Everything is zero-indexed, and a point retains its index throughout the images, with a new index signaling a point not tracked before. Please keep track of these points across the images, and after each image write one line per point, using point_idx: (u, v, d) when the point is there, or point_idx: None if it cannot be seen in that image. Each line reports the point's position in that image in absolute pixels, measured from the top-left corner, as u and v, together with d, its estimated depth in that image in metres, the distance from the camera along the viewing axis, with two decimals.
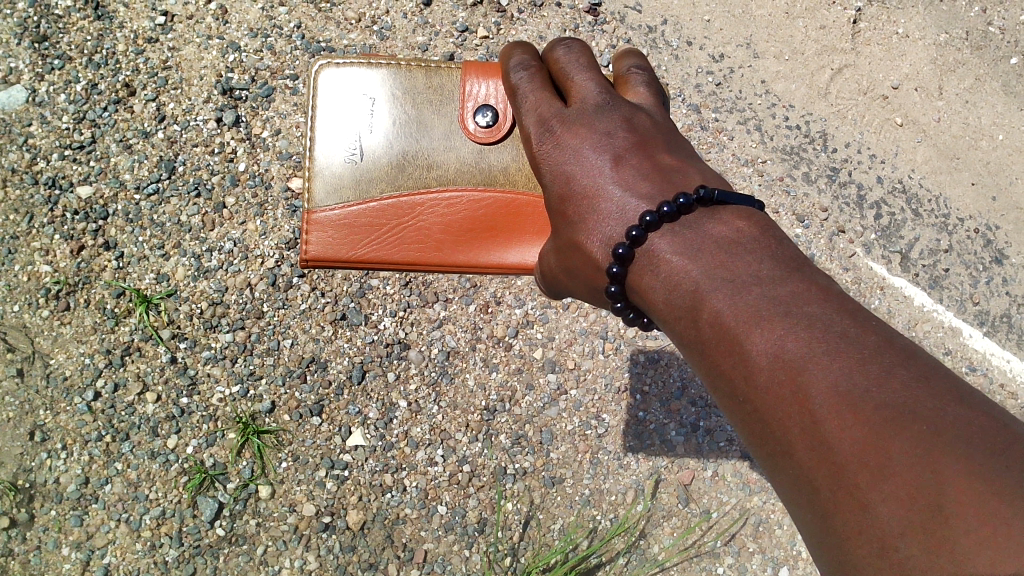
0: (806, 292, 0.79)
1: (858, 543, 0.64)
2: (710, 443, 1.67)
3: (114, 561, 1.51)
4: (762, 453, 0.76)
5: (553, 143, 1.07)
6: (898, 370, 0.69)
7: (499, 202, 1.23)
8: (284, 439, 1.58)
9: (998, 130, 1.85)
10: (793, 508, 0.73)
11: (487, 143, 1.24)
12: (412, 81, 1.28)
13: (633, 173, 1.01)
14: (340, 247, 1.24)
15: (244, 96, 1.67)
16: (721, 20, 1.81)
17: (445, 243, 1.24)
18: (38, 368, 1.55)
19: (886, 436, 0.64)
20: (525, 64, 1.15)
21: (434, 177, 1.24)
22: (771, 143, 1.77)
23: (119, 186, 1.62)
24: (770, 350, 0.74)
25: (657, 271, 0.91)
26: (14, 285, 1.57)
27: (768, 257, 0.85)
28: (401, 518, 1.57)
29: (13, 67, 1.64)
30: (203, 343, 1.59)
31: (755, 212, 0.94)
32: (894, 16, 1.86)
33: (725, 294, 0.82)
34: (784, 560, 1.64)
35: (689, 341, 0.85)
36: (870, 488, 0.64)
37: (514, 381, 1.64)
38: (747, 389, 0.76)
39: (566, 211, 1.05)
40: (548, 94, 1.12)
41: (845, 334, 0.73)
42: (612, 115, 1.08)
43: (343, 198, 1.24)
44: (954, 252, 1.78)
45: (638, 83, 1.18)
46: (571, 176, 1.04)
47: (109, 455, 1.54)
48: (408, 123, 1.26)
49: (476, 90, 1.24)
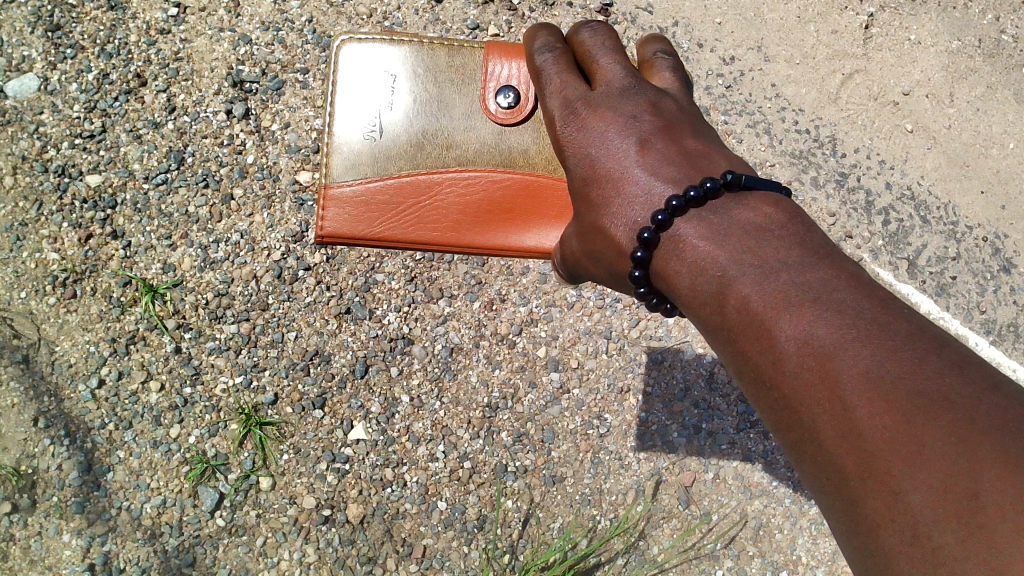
0: (836, 278, 0.79)
1: (890, 530, 0.65)
2: (711, 445, 1.67)
3: (115, 549, 1.52)
4: (786, 438, 0.76)
5: (577, 126, 1.08)
6: (931, 357, 0.70)
7: (518, 182, 1.23)
8: (286, 431, 1.58)
9: (1008, 138, 1.84)
10: (817, 493, 0.74)
11: (508, 124, 1.25)
12: (435, 59, 1.29)
13: (658, 157, 1.00)
14: (356, 224, 1.26)
15: (255, 89, 1.68)
16: (732, 23, 1.80)
17: (462, 223, 1.24)
18: (43, 355, 1.56)
19: (920, 425, 0.66)
20: (551, 46, 1.15)
21: (453, 156, 1.25)
22: (779, 147, 1.76)
23: (128, 176, 1.63)
24: (799, 336, 0.75)
25: (682, 256, 0.91)
26: (21, 271, 1.58)
27: (797, 243, 0.85)
28: (400, 513, 1.57)
29: (26, 56, 1.65)
30: (207, 334, 1.59)
31: (782, 198, 0.94)
32: (906, 22, 1.86)
33: (754, 280, 0.82)
34: (784, 564, 1.64)
35: (715, 327, 0.86)
36: (903, 476, 0.65)
37: (516, 379, 1.64)
38: (775, 375, 0.76)
39: (589, 194, 1.04)
40: (573, 77, 1.13)
41: (875, 320, 0.73)
42: (637, 99, 1.07)
43: (360, 175, 1.25)
44: (962, 260, 1.77)
45: (663, 68, 1.19)
46: (595, 159, 1.04)
47: (112, 443, 1.55)
48: (429, 102, 1.27)
49: (499, 70, 1.26)
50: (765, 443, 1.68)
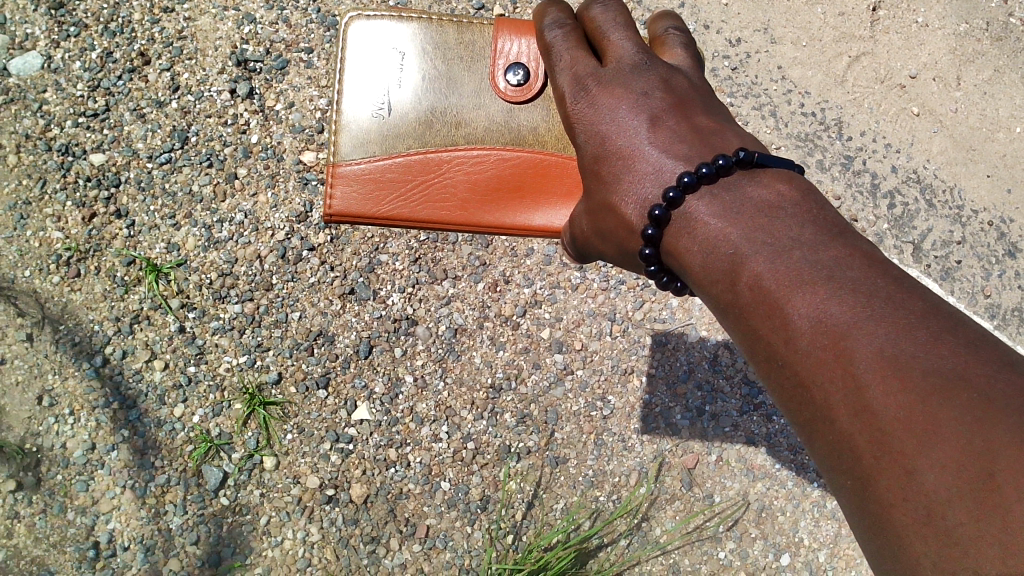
0: (849, 257, 0.78)
1: (904, 510, 0.66)
2: (715, 427, 1.67)
3: (119, 527, 1.52)
4: (800, 418, 0.77)
5: (588, 102, 1.08)
6: (946, 336, 0.69)
7: (528, 160, 1.24)
8: (290, 411, 1.58)
9: (1015, 122, 1.84)
10: (830, 474, 0.74)
11: (516, 102, 1.24)
12: (444, 35, 1.29)
13: (670, 134, 1.00)
14: (363, 203, 1.26)
15: (259, 69, 1.67)
16: (739, 5, 1.79)
17: (471, 202, 1.24)
18: (47, 334, 1.56)
19: (934, 403, 0.65)
20: (561, 22, 1.15)
21: (462, 134, 1.25)
22: (785, 129, 1.76)
23: (132, 155, 1.62)
24: (812, 315, 0.75)
25: (694, 234, 0.91)
26: (25, 250, 1.58)
27: (810, 222, 0.84)
28: (403, 493, 1.58)
29: (30, 34, 1.64)
30: (211, 313, 1.59)
31: (795, 175, 0.93)
32: (914, 5, 1.84)
33: (766, 259, 0.81)
34: (786, 546, 1.65)
35: (726, 306, 0.85)
36: (917, 455, 0.65)
37: (520, 360, 1.64)
38: (787, 354, 0.77)
39: (600, 171, 1.04)
40: (583, 53, 1.12)
41: (889, 299, 0.73)
42: (648, 76, 1.07)
43: (368, 152, 1.26)
44: (967, 244, 1.77)
45: (675, 45, 1.18)
46: (606, 136, 1.04)
47: (116, 421, 1.55)
48: (438, 79, 1.27)
49: (508, 47, 1.25)
50: (768, 426, 1.68)
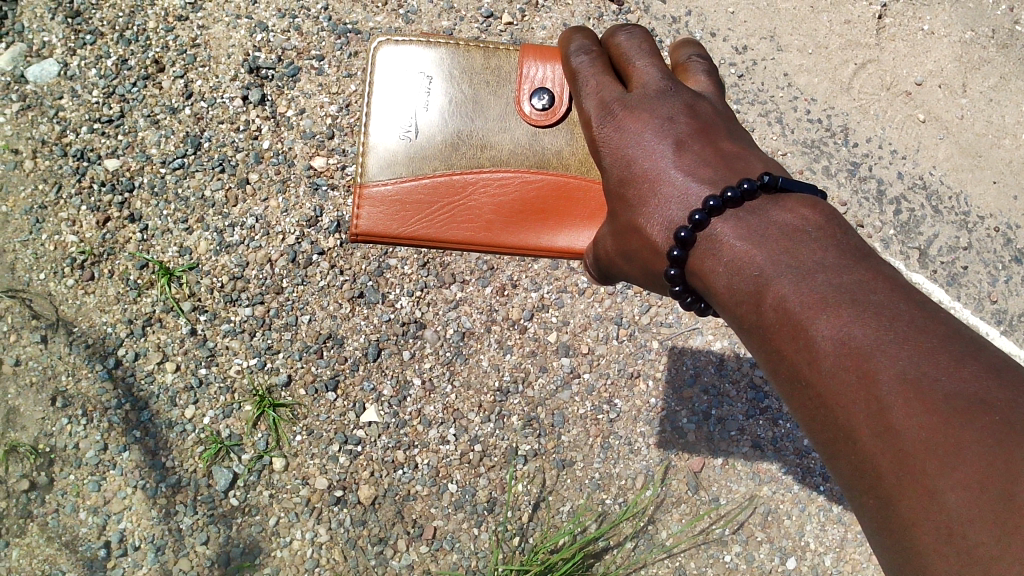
0: (872, 281, 0.80)
1: (924, 529, 0.66)
2: (720, 432, 1.68)
3: (130, 527, 1.54)
4: (821, 437, 0.77)
5: (614, 126, 1.08)
6: (969, 361, 0.71)
7: (552, 184, 1.25)
8: (299, 412, 1.60)
9: (1022, 129, 1.84)
10: (851, 493, 0.75)
11: (541, 126, 1.27)
12: (471, 61, 1.31)
13: (695, 158, 1.02)
14: (389, 223, 1.28)
15: (271, 76, 1.70)
16: (745, 13, 1.81)
17: (495, 223, 1.26)
18: (61, 336, 1.58)
19: (956, 425, 0.67)
20: (586, 48, 1.16)
21: (487, 157, 1.27)
22: (791, 136, 1.77)
23: (145, 160, 1.65)
24: (836, 336, 0.76)
25: (719, 256, 0.92)
26: (40, 254, 1.60)
27: (833, 246, 0.86)
28: (411, 494, 1.59)
29: (46, 41, 1.67)
30: (222, 316, 1.61)
31: (819, 200, 0.95)
32: (920, 13, 1.85)
33: (791, 281, 0.83)
34: (792, 550, 1.65)
35: (750, 326, 0.87)
36: (938, 475, 0.66)
37: (527, 363, 1.65)
38: (810, 374, 0.78)
39: (626, 194, 1.05)
40: (608, 79, 1.14)
41: (913, 323, 0.74)
42: (673, 101, 1.09)
43: (395, 174, 1.27)
44: (973, 249, 1.78)
45: (698, 72, 1.20)
46: (632, 159, 1.05)
47: (128, 423, 1.56)
48: (463, 103, 1.29)
49: (533, 73, 1.28)
50: (774, 430, 1.69)
